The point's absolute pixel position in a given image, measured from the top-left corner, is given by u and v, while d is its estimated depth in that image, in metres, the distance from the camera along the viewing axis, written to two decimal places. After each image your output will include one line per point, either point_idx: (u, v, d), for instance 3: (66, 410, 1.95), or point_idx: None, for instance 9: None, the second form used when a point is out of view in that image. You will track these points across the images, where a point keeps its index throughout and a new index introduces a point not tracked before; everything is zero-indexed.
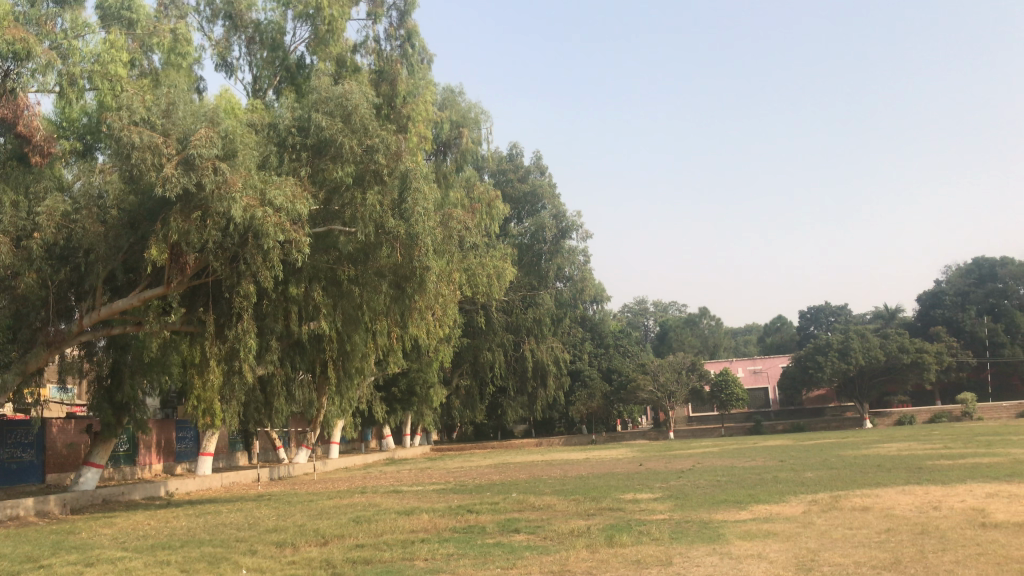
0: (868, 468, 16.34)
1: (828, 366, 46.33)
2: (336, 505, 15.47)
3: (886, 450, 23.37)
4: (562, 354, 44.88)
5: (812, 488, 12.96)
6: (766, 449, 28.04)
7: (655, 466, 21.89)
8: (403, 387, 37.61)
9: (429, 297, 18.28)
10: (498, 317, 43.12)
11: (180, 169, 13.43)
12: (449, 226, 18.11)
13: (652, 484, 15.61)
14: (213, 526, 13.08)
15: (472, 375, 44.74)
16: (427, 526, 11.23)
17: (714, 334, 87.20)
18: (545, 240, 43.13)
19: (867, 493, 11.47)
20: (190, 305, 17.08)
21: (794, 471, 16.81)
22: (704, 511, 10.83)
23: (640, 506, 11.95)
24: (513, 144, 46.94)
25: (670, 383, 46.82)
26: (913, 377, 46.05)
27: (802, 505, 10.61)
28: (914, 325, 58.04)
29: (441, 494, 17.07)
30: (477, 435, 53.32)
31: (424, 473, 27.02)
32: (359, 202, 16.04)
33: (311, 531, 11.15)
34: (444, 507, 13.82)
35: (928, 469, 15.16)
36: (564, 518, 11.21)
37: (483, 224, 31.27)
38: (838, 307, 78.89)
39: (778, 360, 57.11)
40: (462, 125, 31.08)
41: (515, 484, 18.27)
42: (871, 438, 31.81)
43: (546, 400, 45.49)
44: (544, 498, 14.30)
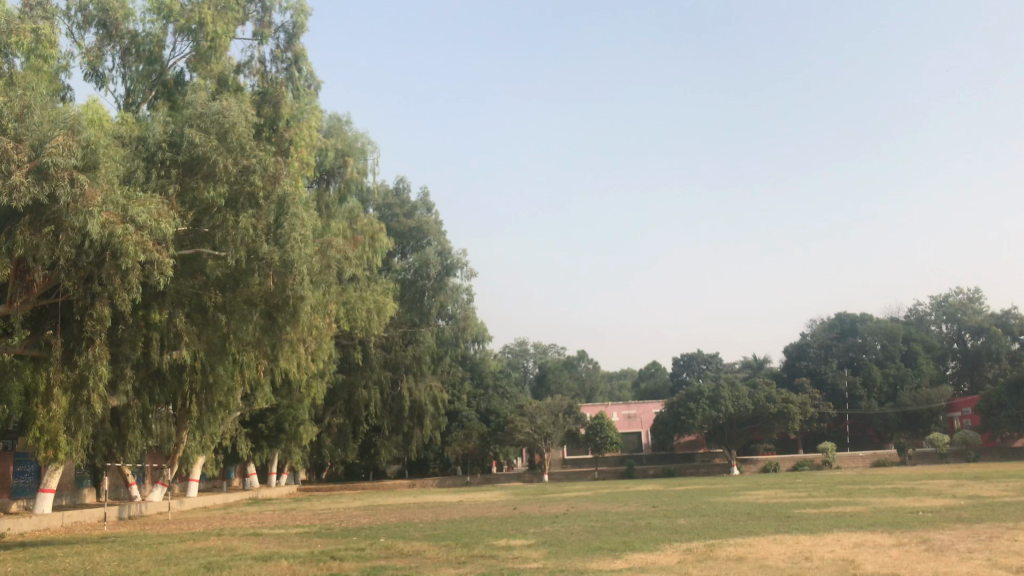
0: (738, 516, 16.45)
1: (699, 414, 47.41)
2: (188, 550, 14.28)
3: (754, 497, 23.77)
4: (440, 393, 44.15)
5: (685, 536, 12.83)
6: (639, 494, 28.09)
7: (529, 510, 21.50)
8: (271, 424, 36.02)
9: (303, 329, 17.42)
10: (376, 353, 42.19)
11: (31, 178, 12.13)
12: (328, 255, 17.38)
13: (526, 530, 15.18)
14: (42, 573, 11.75)
15: (346, 413, 43.42)
16: (285, 575, 10.40)
17: (592, 378, 88.30)
18: (429, 277, 41.80)
19: (740, 542, 11.40)
20: (35, 327, 15.60)
21: (666, 518, 16.74)
22: (578, 560, 10.46)
23: (513, 554, 11.50)
24: (400, 178, 46.42)
25: (547, 425, 46.88)
26: (779, 426, 47.65)
27: (677, 555, 10.39)
28: (781, 375, 60.44)
29: (304, 538, 16.09)
30: (349, 475, 51.68)
31: (290, 514, 25.70)
32: (230, 225, 15.19)
33: None
34: (306, 553, 12.91)
35: (796, 518, 15.36)
36: (433, 566, 10.61)
37: (365, 258, 30.52)
38: (710, 355, 81.41)
39: (652, 405, 58.21)
40: (349, 154, 30.39)
41: (384, 527, 17.45)
42: (739, 485, 32.49)
43: (422, 440, 44.58)
44: (413, 543, 13.61)
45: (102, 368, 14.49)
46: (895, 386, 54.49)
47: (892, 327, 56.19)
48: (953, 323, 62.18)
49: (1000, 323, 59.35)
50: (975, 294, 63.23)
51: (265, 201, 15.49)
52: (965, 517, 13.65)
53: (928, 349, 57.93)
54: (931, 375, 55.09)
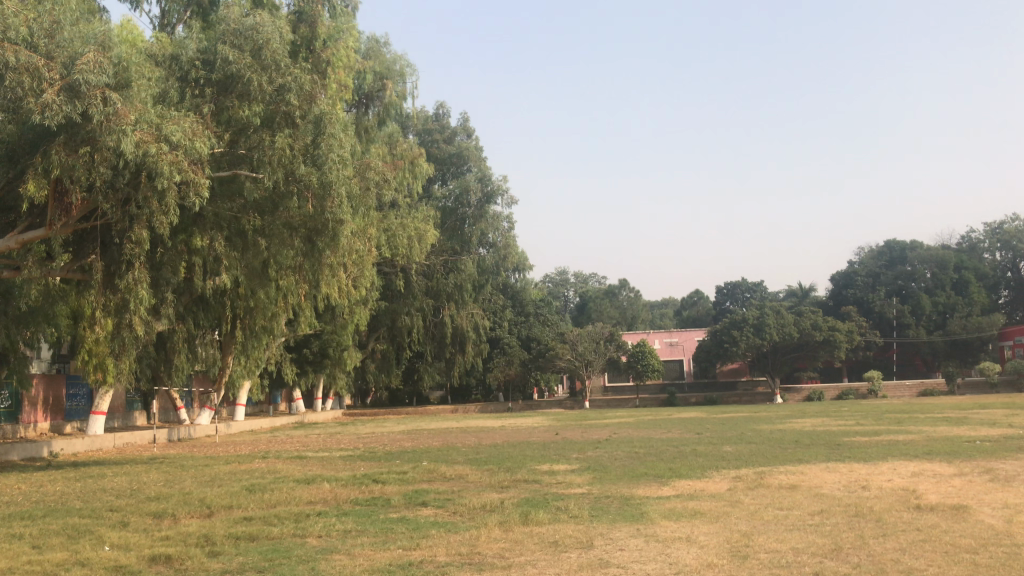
0: (786, 443, 16.11)
1: (743, 341, 46.86)
2: (233, 472, 14.35)
3: (802, 425, 23.37)
4: (482, 320, 44.05)
5: (734, 463, 12.50)
6: (681, 421, 27.89)
7: (572, 435, 21.36)
8: (315, 349, 36.32)
9: (343, 253, 17.11)
10: (418, 281, 42.03)
11: (63, 95, 11.86)
12: (367, 177, 16.91)
13: (570, 455, 14.99)
14: (89, 492, 11.85)
15: (389, 340, 43.55)
16: (327, 497, 10.29)
17: (633, 307, 87.86)
18: (470, 204, 42.12)
19: (792, 470, 11.04)
20: (77, 249, 15.61)
21: (713, 445, 16.42)
22: (624, 486, 10.18)
23: (557, 479, 11.27)
24: (439, 102, 45.58)
25: (588, 352, 46.72)
26: (824, 354, 46.94)
27: (726, 482, 10.06)
28: (828, 303, 59.44)
29: (347, 461, 16.10)
30: (392, 401, 52.28)
31: (334, 438, 25.94)
32: (267, 145, 14.87)
33: (196, 500, 10.06)
34: (348, 476, 12.86)
35: (848, 446, 14.94)
36: (476, 490, 10.43)
37: (405, 182, 30.10)
38: (755, 283, 80.27)
39: (694, 333, 57.70)
40: (387, 77, 29.79)
41: (427, 451, 17.42)
42: (784, 413, 32.10)
43: (464, 366, 44.73)
44: (456, 467, 13.50)
45: (143, 292, 14.39)
46: (946, 314, 53.11)
47: (944, 255, 54.53)
48: (1008, 251, 60.17)
49: None
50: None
51: (301, 121, 15.10)
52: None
53: (981, 277, 56.00)
54: (983, 304, 52.95)
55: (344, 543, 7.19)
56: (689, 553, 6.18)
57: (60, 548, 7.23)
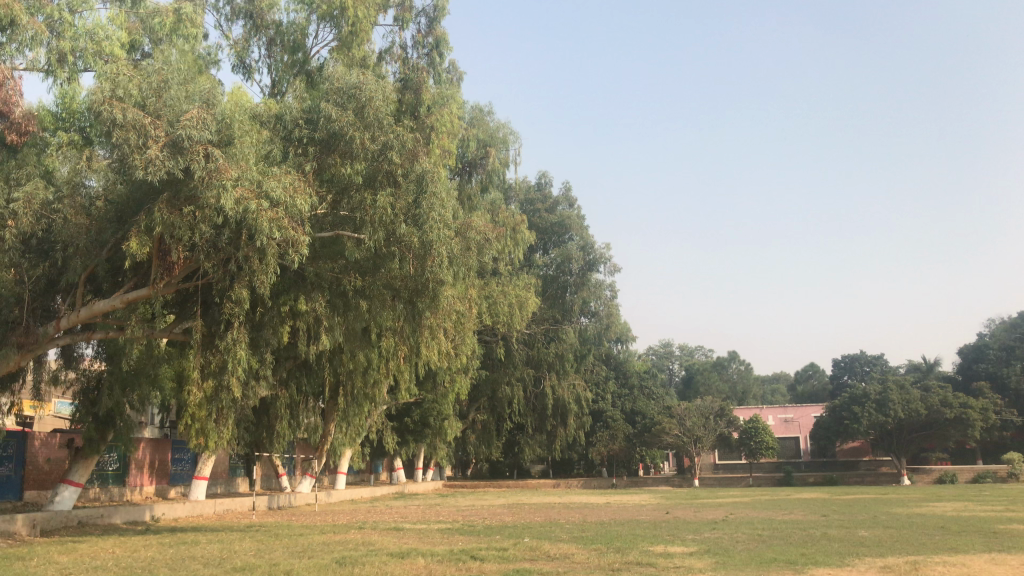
0: (931, 529, 14.40)
1: (864, 418, 43.97)
2: (326, 543, 13.67)
3: (941, 509, 21.19)
4: (585, 392, 42.76)
5: (878, 550, 11.01)
6: (802, 502, 25.88)
7: (684, 515, 19.89)
8: (416, 418, 35.87)
9: (444, 315, 16.55)
10: (519, 350, 41.21)
11: (166, 152, 12.01)
12: (468, 237, 16.31)
13: (685, 536, 13.70)
14: (177, 560, 11.35)
15: (490, 410, 42.79)
16: (421, 573, 9.42)
17: (743, 381, 84.89)
18: (571, 272, 41.58)
19: (951, 561, 9.56)
20: (180, 309, 15.65)
21: (845, 529, 14.86)
22: (753, 574, 8.96)
23: (676, 563, 10.10)
24: (543, 172, 45.43)
25: (697, 428, 44.56)
26: (956, 433, 43.29)
27: (875, 573, 8.69)
28: (957, 378, 55.79)
29: (445, 535, 15.23)
30: (492, 473, 51.32)
31: (433, 509, 25.17)
32: (369, 204, 14.58)
33: (281, 573, 9.32)
34: (445, 551, 11.98)
35: (1007, 535, 13.11)
36: (584, 572, 9.39)
37: (507, 250, 29.56)
38: (874, 357, 76.28)
39: (810, 409, 54.74)
40: (490, 144, 29.69)
41: (528, 527, 16.38)
42: (915, 496, 29.45)
43: (566, 439, 43.46)
44: (561, 545, 12.44)
45: (241, 354, 14.08)
46: None
47: None
48: None
49: None
50: None
51: (403, 180, 14.78)
52: None
53: None
54: None
55: None
56: None
57: None
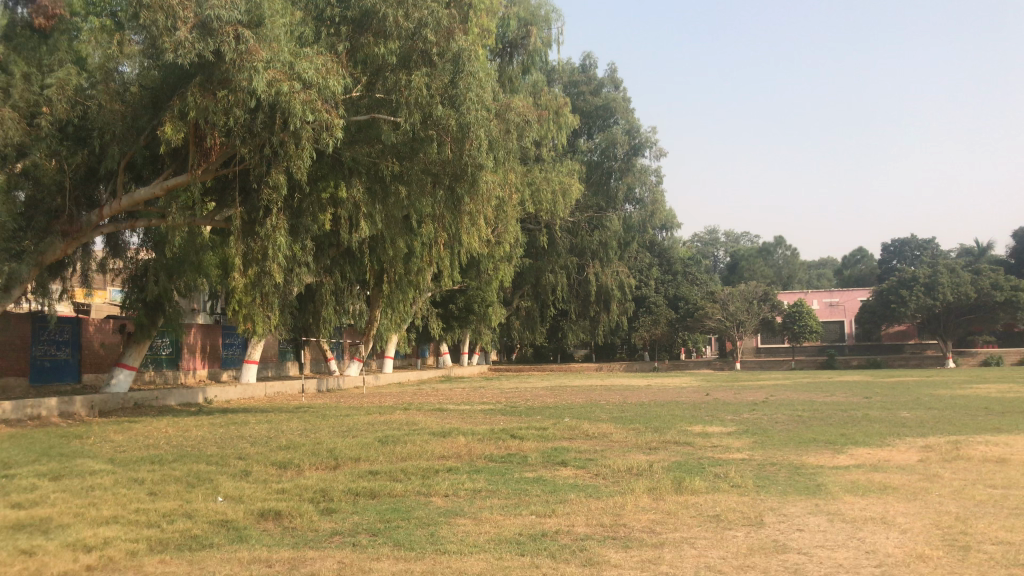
0: (976, 411, 14.24)
1: (912, 302, 43.32)
2: (370, 423, 13.99)
3: (986, 391, 21.00)
4: (628, 278, 42.62)
5: (919, 430, 10.90)
6: (845, 385, 25.82)
7: (724, 397, 19.95)
8: (460, 305, 36.13)
9: (485, 200, 16.27)
10: (563, 237, 40.92)
11: (195, 34, 11.76)
12: (507, 118, 15.80)
13: (724, 417, 13.74)
14: (226, 438, 11.70)
15: (533, 297, 43.00)
16: (460, 451, 9.56)
17: (789, 266, 83.88)
18: (616, 157, 40.73)
19: (995, 442, 9.41)
20: (221, 197, 15.68)
21: (888, 410, 14.78)
22: (791, 453, 8.92)
23: (713, 442, 10.11)
24: (586, 52, 43.97)
25: (740, 312, 44.38)
26: (1006, 316, 42.54)
27: (916, 452, 8.60)
28: (1011, 261, 54.44)
29: (486, 416, 15.50)
30: (536, 358, 52.07)
31: (477, 392, 25.64)
32: (404, 85, 14.22)
33: (324, 451, 9.53)
34: (485, 430, 12.16)
35: None
36: (621, 451, 9.45)
37: (549, 135, 28.86)
38: (926, 240, 74.55)
39: (857, 293, 54.06)
40: (531, 23, 28.65)
41: (568, 409, 16.59)
42: (960, 379, 29.22)
43: (609, 324, 43.65)
44: (600, 425, 12.55)
45: (281, 240, 14.12)
46: None
47: None
48: None
49: None
50: None
51: (438, 59, 14.32)
52: None
53: None
54: None
55: (471, 506, 6.38)
56: (888, 539, 4.96)
57: (171, 497, 6.77)
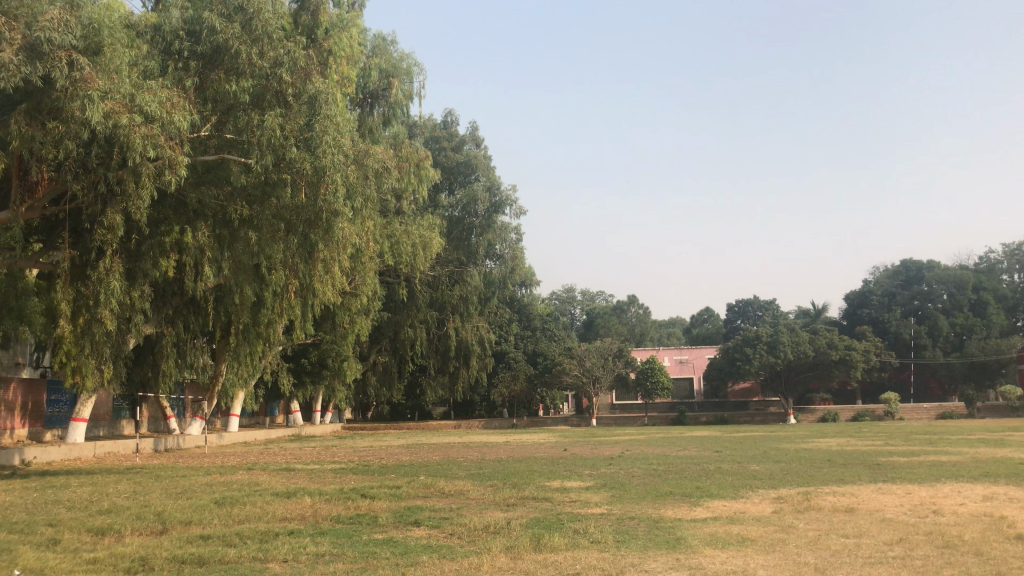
0: (819, 462, 14.77)
1: (756, 360, 45.33)
2: (209, 484, 12.94)
3: (825, 444, 21.99)
4: (487, 334, 42.55)
5: (769, 482, 11.09)
6: (695, 439, 26.49)
7: (581, 452, 19.92)
8: (314, 360, 34.84)
9: (339, 248, 15.70)
10: (422, 292, 40.49)
11: (23, 58, 10.77)
12: (365, 165, 15.28)
13: (582, 471, 13.61)
14: (40, 503, 10.46)
15: (391, 352, 42.15)
16: (306, 513, 8.87)
17: (642, 324, 86.53)
18: (477, 214, 40.73)
19: (841, 491, 9.66)
20: (48, 238, 14.42)
21: (738, 463, 15.11)
22: (649, 506, 8.80)
23: (572, 497, 9.87)
24: (447, 109, 44.30)
25: (596, 368, 45.18)
26: (840, 373, 45.24)
27: (769, 504, 8.66)
28: (842, 323, 58.20)
29: (337, 474, 14.74)
30: (393, 415, 50.92)
31: (329, 450, 24.59)
32: (256, 125, 13.64)
33: (151, 515, 8.61)
34: (334, 490, 11.46)
35: (891, 467, 13.47)
36: (479, 508, 9.06)
37: (409, 187, 28.61)
38: (766, 302, 78.81)
39: (705, 351, 56.22)
40: (393, 75, 28.52)
41: (425, 466, 16.03)
42: (801, 433, 30.62)
43: (468, 380, 43.34)
44: (457, 482, 12.10)
45: (115, 284, 13.00)
46: (963, 336, 51.76)
47: (962, 275, 52.85)
48: None
49: None
50: None
51: (294, 100, 13.89)
52: None
53: (999, 299, 54.30)
54: (1001, 325, 51.60)
55: (313, 571, 5.81)
56: None
57: None
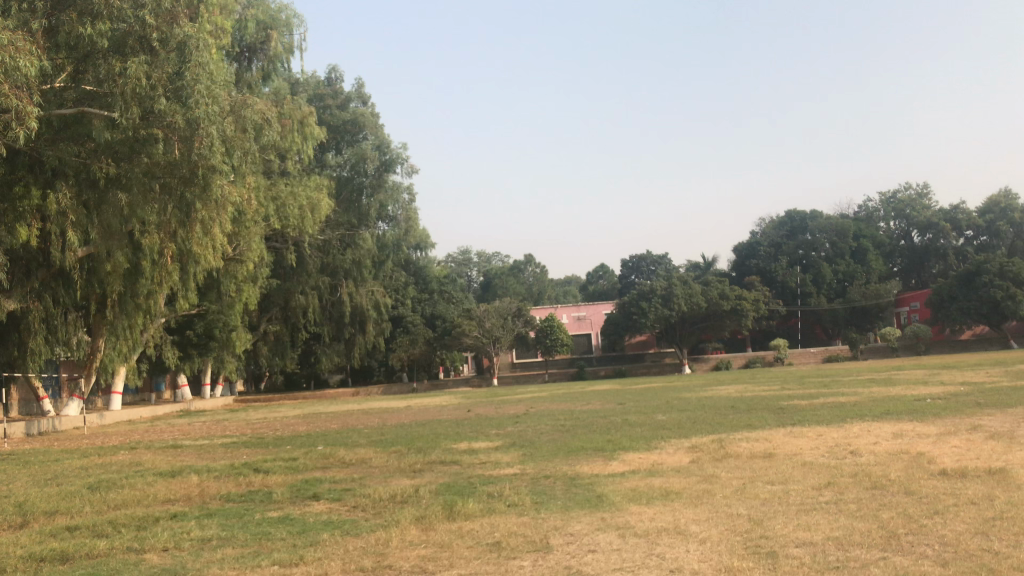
0: (724, 409, 14.81)
1: (651, 313, 45.87)
2: (83, 467, 11.83)
3: (725, 392, 22.28)
4: (384, 298, 41.57)
5: (680, 432, 10.89)
6: (599, 393, 26.51)
7: (486, 412, 19.52)
8: (200, 331, 33.19)
9: (220, 207, 14.61)
10: (313, 256, 39.10)
11: None
12: (243, 116, 14.19)
13: (489, 432, 13.16)
14: None
15: (284, 320, 40.67)
16: (192, 492, 8.05)
17: (539, 283, 86.89)
18: (367, 173, 39.59)
19: (754, 437, 9.51)
20: None
21: (645, 414, 14.97)
22: (563, 464, 8.40)
23: (481, 458, 9.39)
24: (332, 66, 42.56)
25: (495, 328, 44.99)
26: (732, 323, 46.51)
27: (686, 454, 8.38)
28: (732, 275, 59.76)
29: (228, 449, 13.83)
30: (289, 386, 49.44)
31: (222, 424, 23.41)
32: (118, 72, 12.40)
33: (10, 506, 7.63)
34: (225, 466, 10.62)
35: (794, 410, 13.56)
36: (382, 476, 8.45)
37: (293, 147, 27.27)
38: (660, 256, 80.23)
39: (601, 306, 56.80)
40: (271, 27, 26.90)
41: (324, 435, 15.29)
42: (699, 382, 31.18)
43: (365, 346, 42.37)
44: (358, 451, 11.45)
45: None
46: (845, 283, 53.69)
47: (842, 224, 54.57)
48: (901, 220, 59.38)
49: (948, 219, 56.00)
50: (925, 189, 59.35)
51: (160, 46, 12.71)
52: (992, 401, 12.03)
53: (876, 246, 56.61)
54: (879, 271, 53.91)
55: (196, 561, 5.10)
56: (689, 553, 4.37)
57: None
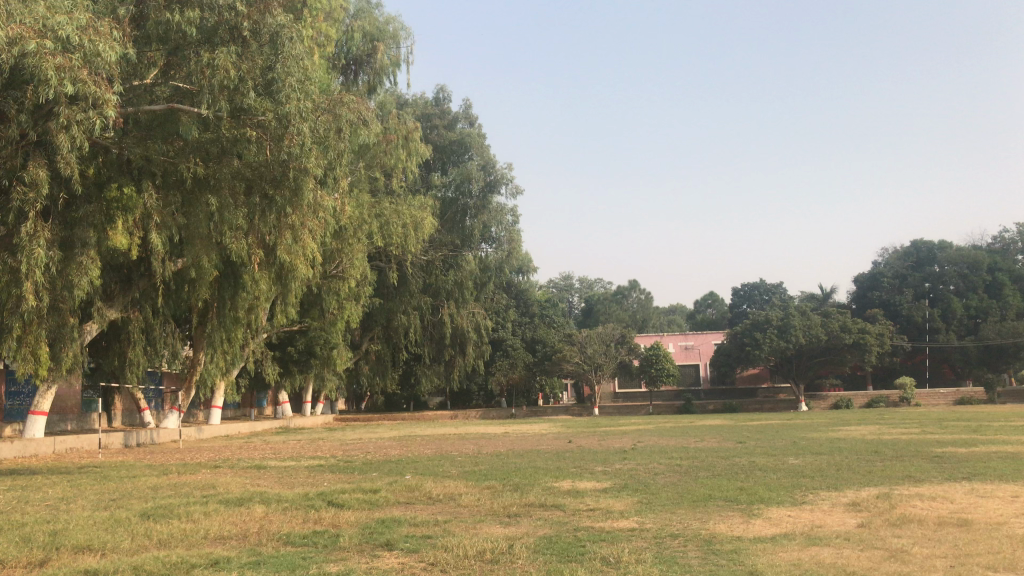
0: (864, 455, 12.85)
1: (765, 345, 43.26)
2: (153, 487, 10.84)
3: (856, 433, 20.02)
4: (485, 321, 40.47)
5: (827, 482, 9.14)
6: (708, 428, 24.56)
7: (588, 444, 17.96)
8: (301, 347, 32.84)
9: (313, 213, 13.69)
10: (415, 275, 38.44)
11: None
12: (339, 114, 13.16)
13: (595, 468, 11.67)
14: None
15: (385, 340, 40.13)
16: (248, 529, 6.85)
17: (643, 310, 84.60)
18: (472, 194, 38.94)
19: (929, 495, 7.69)
20: None
21: (772, 455, 13.17)
22: (692, 518, 6.82)
23: (589, 504, 7.88)
24: (440, 86, 42.19)
25: (598, 355, 43.41)
26: (853, 358, 43.39)
27: (849, 514, 6.67)
28: (851, 307, 56.36)
29: (312, 473, 12.75)
30: (388, 406, 49.04)
31: (314, 443, 22.63)
32: (206, 62, 11.74)
33: (42, 534, 6.54)
34: (298, 495, 9.45)
35: (955, 460, 11.50)
36: (472, 520, 7.06)
37: (397, 162, 26.48)
38: (772, 286, 76.75)
39: (710, 336, 54.34)
40: (378, 39, 26.37)
41: (414, 462, 14.11)
42: (820, 420, 28.79)
43: (465, 368, 41.37)
44: (446, 484, 10.12)
45: (41, 253, 10.55)
46: (977, 319, 49.66)
47: (975, 256, 50.34)
48: None
49: None
50: None
51: (252, 37, 12.04)
52: None
53: (1014, 280, 52.21)
54: (1017, 307, 49.59)
55: None
56: None
57: None
